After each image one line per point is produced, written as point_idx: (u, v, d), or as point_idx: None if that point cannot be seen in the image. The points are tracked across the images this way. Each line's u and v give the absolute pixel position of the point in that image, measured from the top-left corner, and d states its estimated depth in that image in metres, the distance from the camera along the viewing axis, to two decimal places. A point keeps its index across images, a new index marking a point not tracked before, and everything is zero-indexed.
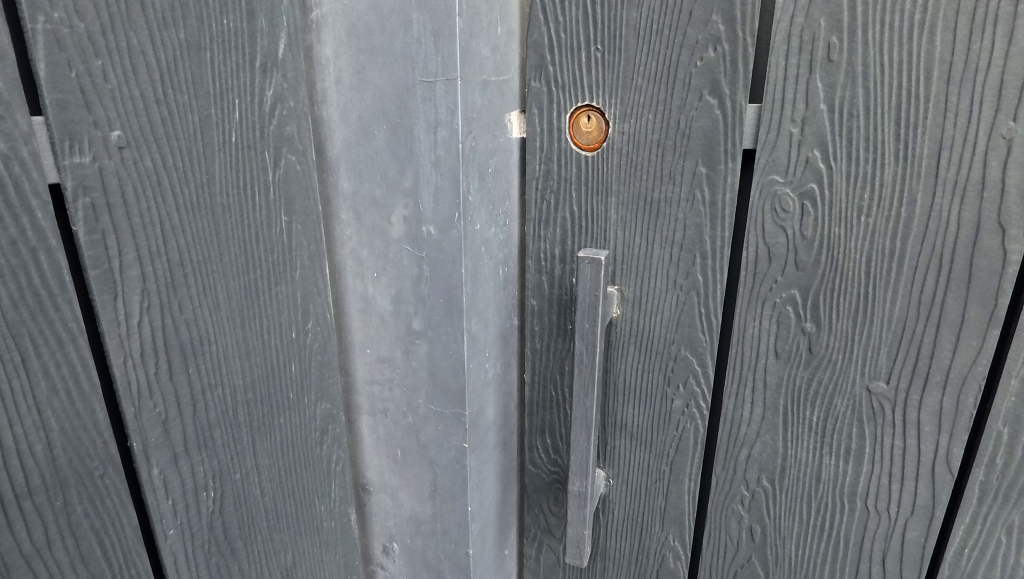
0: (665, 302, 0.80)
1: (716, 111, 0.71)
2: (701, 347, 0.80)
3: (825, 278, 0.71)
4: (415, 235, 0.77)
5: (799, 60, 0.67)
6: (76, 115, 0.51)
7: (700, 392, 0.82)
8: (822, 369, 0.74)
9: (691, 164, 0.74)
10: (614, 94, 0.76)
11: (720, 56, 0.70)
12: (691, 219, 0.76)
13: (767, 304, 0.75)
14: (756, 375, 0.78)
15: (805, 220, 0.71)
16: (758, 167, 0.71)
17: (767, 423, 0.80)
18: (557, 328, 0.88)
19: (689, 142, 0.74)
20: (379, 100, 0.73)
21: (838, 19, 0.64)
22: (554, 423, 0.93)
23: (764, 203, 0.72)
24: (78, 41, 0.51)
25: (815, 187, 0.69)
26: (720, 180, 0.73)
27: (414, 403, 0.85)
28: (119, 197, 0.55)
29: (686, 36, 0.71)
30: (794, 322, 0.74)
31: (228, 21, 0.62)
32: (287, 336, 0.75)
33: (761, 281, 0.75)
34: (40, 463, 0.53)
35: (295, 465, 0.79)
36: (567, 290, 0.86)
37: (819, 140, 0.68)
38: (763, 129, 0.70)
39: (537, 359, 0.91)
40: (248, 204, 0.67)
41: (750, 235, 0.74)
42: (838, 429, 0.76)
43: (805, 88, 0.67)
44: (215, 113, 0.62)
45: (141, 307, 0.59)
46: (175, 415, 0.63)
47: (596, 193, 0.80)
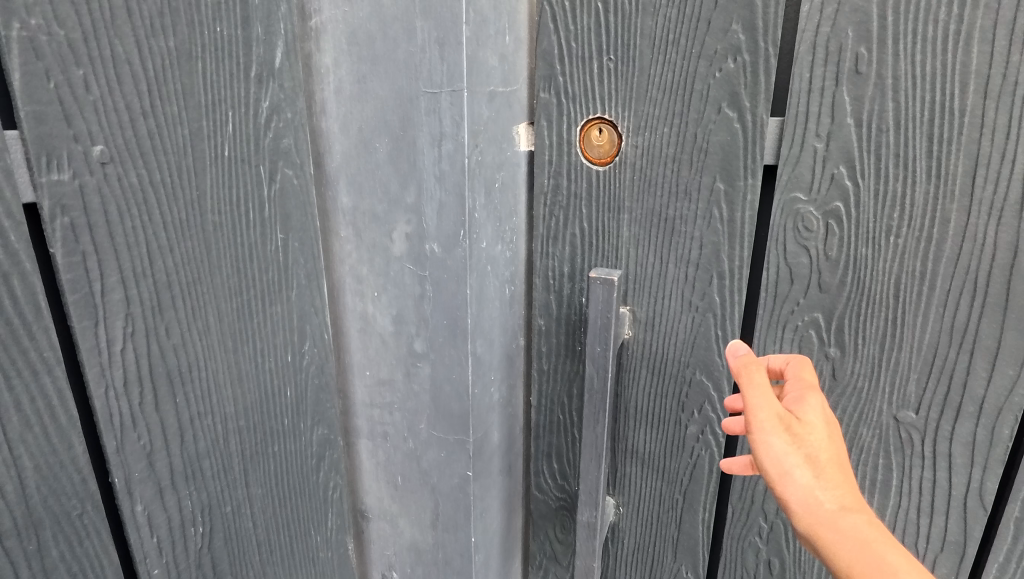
0: (679, 324, 0.77)
1: (735, 125, 0.68)
2: (717, 371, 0.76)
3: (851, 301, 0.68)
4: (417, 253, 0.73)
5: (825, 72, 0.63)
6: (55, 128, 0.48)
7: (716, 419, 0.78)
8: (847, 397, 0.70)
9: (709, 180, 0.70)
10: (628, 105, 0.72)
11: (739, 67, 0.66)
12: (707, 237, 0.72)
13: (788, 327, 0.71)
14: None
15: (829, 239, 0.67)
16: (780, 184, 0.68)
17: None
18: (565, 350, 0.84)
19: (706, 157, 0.70)
20: (380, 111, 0.70)
21: (867, 29, 0.61)
22: (561, 448, 0.88)
23: (786, 222, 0.68)
24: (57, 49, 0.47)
25: (840, 205, 0.66)
26: (738, 197, 0.70)
27: (416, 428, 0.81)
28: (101, 216, 0.51)
29: (704, 46, 0.67)
30: (817, 347, 0.70)
31: (222, 28, 0.59)
32: (282, 360, 0.71)
33: (782, 303, 0.71)
34: (13, 505, 0.49)
35: (290, 494, 0.75)
36: (576, 310, 0.81)
37: (846, 156, 0.64)
38: (786, 144, 0.66)
39: (545, 382, 0.86)
40: (241, 220, 0.64)
41: (771, 254, 0.70)
42: (863, 460, 0.72)
43: (832, 101, 0.64)
44: (207, 125, 0.59)
45: (125, 333, 0.55)
46: (161, 447, 0.59)
47: (608, 208, 0.76)
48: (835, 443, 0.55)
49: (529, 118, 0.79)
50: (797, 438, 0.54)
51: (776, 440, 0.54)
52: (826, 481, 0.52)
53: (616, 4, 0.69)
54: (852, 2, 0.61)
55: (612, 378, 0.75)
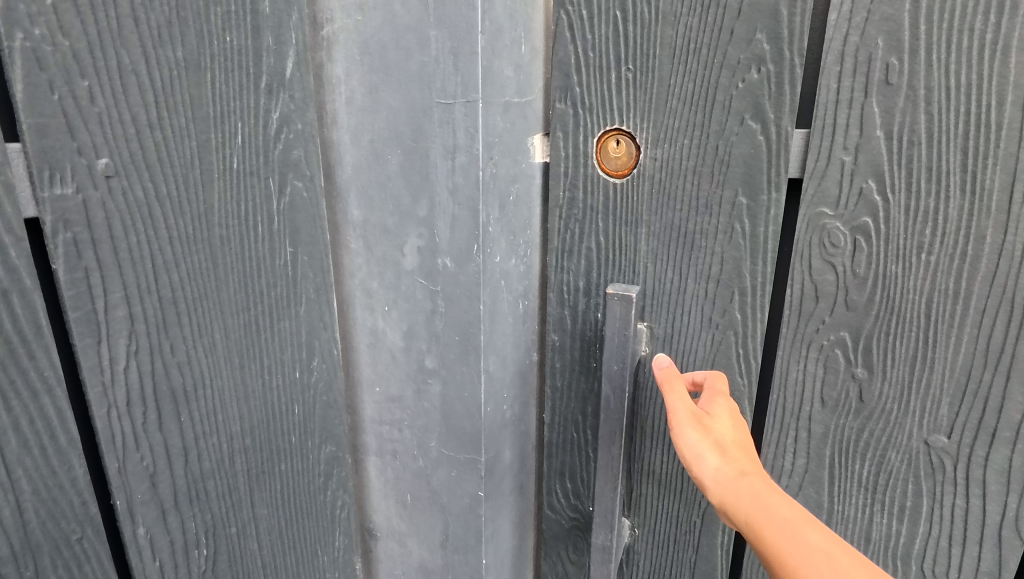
0: (698, 342, 0.74)
1: (758, 137, 0.65)
2: (738, 391, 0.74)
3: (879, 320, 0.65)
4: (429, 267, 0.71)
5: (853, 82, 0.61)
6: (58, 141, 0.46)
7: None
8: (875, 420, 0.68)
9: (730, 194, 0.68)
10: (647, 116, 0.70)
11: (763, 78, 0.64)
12: (729, 253, 0.70)
13: (812, 347, 0.69)
14: (800, 424, 0.72)
15: (857, 256, 0.64)
16: (805, 199, 0.65)
17: (810, 476, 0.73)
18: (580, 367, 0.81)
19: (728, 170, 0.68)
20: (392, 123, 0.68)
21: (898, 38, 0.58)
22: (575, 468, 0.86)
23: (811, 237, 0.66)
24: (61, 60, 0.46)
25: (869, 221, 0.63)
26: (761, 212, 0.67)
27: (426, 446, 0.79)
28: (105, 231, 0.50)
29: (726, 56, 0.65)
30: (843, 368, 0.68)
31: (232, 38, 0.58)
32: (289, 376, 0.70)
33: (806, 321, 0.68)
34: (9, 530, 0.47)
35: (296, 514, 0.73)
36: (591, 326, 0.79)
37: (874, 170, 0.62)
38: (812, 157, 0.64)
39: (558, 400, 0.84)
40: (250, 233, 0.62)
41: (795, 270, 0.67)
42: (891, 485, 0.69)
43: (860, 113, 0.61)
44: (215, 137, 0.57)
45: (128, 351, 0.53)
46: (164, 467, 0.58)
47: (625, 222, 0.74)
48: (738, 431, 0.62)
49: (545, 129, 0.78)
50: (705, 427, 0.61)
51: (689, 430, 0.61)
52: (729, 458, 0.59)
53: (635, 12, 0.67)
54: (882, 11, 0.58)
55: (628, 397, 0.72)
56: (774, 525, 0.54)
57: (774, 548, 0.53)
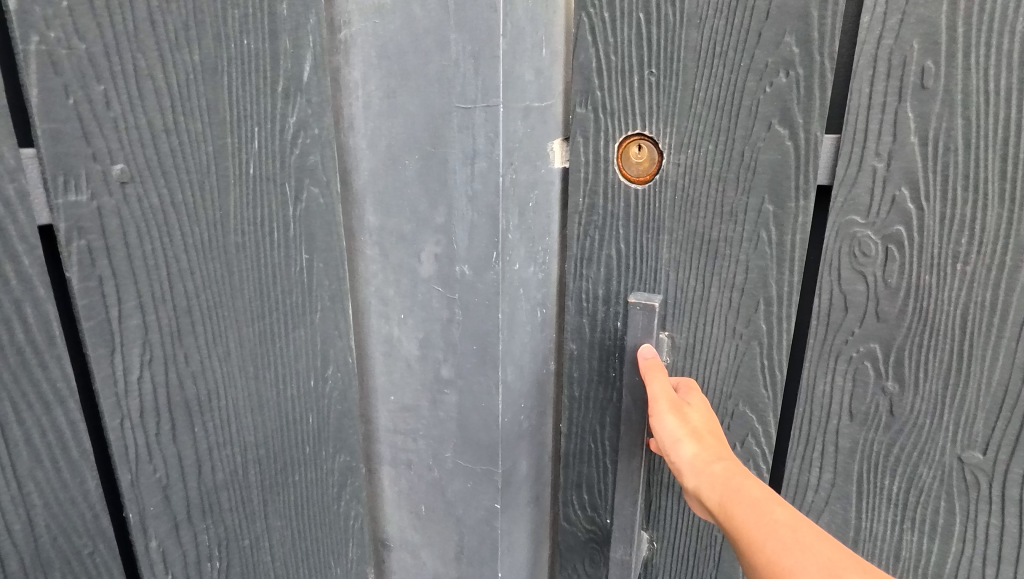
0: (721, 352, 0.72)
1: (786, 142, 0.64)
2: (762, 404, 0.71)
3: (912, 331, 0.62)
4: (446, 275, 0.70)
5: (886, 86, 0.59)
6: (73, 146, 0.45)
7: (760, 453, 0.73)
8: (907, 434, 0.65)
9: (757, 201, 0.66)
10: (671, 120, 0.68)
11: (792, 82, 0.62)
12: (754, 261, 0.68)
13: (841, 358, 0.66)
14: (827, 438, 0.69)
15: (889, 265, 0.62)
16: (835, 207, 0.63)
17: (836, 492, 0.71)
18: (598, 376, 0.79)
19: (754, 177, 0.66)
20: (410, 128, 0.67)
21: (934, 41, 0.57)
22: (592, 479, 0.84)
23: (841, 246, 0.64)
24: (77, 64, 0.45)
25: (901, 230, 0.61)
26: (789, 220, 0.65)
27: (441, 456, 0.77)
28: (119, 238, 0.49)
29: (753, 59, 0.63)
30: (873, 381, 0.65)
31: (249, 42, 0.56)
32: (304, 385, 0.68)
33: (834, 332, 0.66)
34: (19, 545, 0.46)
35: (310, 525, 0.72)
36: (610, 335, 0.77)
37: (908, 177, 0.60)
38: (842, 163, 0.62)
39: (576, 410, 0.82)
40: (265, 240, 0.61)
41: (823, 279, 0.65)
42: (922, 502, 0.67)
43: (894, 118, 0.59)
44: (231, 142, 0.56)
45: (142, 361, 0.52)
46: (177, 479, 0.56)
47: (647, 228, 0.72)
48: (713, 424, 0.65)
49: (565, 134, 0.76)
50: (684, 416, 0.64)
51: (669, 416, 0.63)
52: (705, 445, 0.62)
53: (659, 15, 0.66)
54: (917, 13, 0.57)
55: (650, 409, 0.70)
56: (743, 504, 0.56)
57: (743, 524, 0.54)
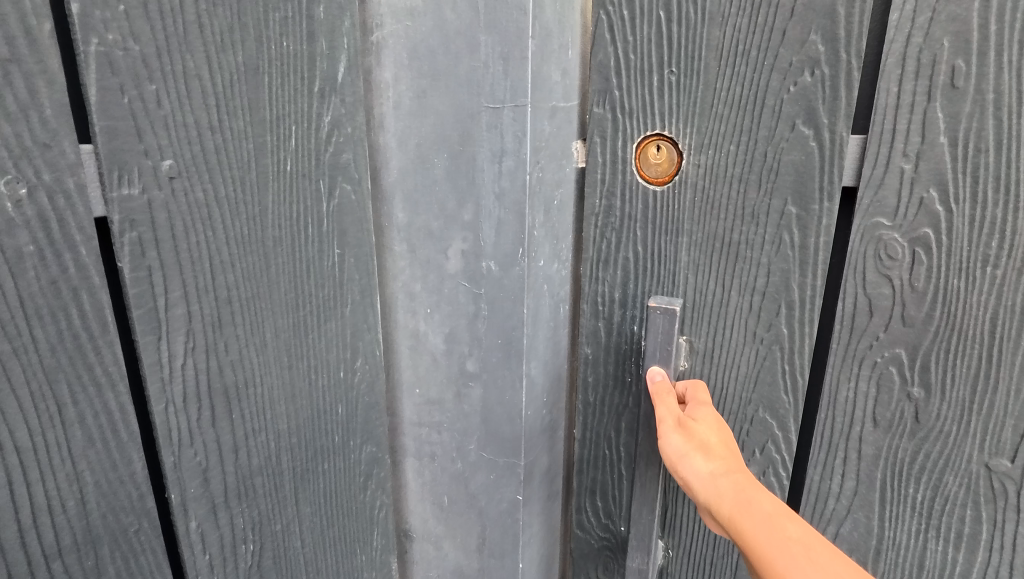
0: (740, 357, 0.72)
1: (810, 143, 0.64)
2: (782, 409, 0.72)
3: (939, 336, 0.62)
4: (472, 271, 0.72)
5: (915, 86, 0.59)
6: (127, 143, 0.48)
7: (780, 460, 0.73)
8: (931, 442, 0.65)
9: (779, 203, 0.67)
10: (692, 120, 0.69)
11: (817, 81, 0.63)
12: (775, 264, 0.68)
13: (865, 364, 0.67)
14: (849, 445, 0.70)
15: (915, 269, 0.62)
16: (860, 208, 0.64)
17: (861, 496, 0.70)
18: (613, 381, 0.80)
19: (777, 178, 0.66)
20: (439, 128, 0.69)
21: (966, 39, 0.57)
22: (606, 485, 0.85)
23: (866, 248, 0.64)
24: (131, 65, 0.47)
25: (929, 232, 0.61)
26: (812, 222, 0.66)
27: (464, 449, 0.79)
28: (167, 231, 0.51)
29: (777, 58, 0.64)
30: (898, 387, 0.65)
31: (288, 44, 0.59)
32: (334, 376, 0.70)
33: (858, 336, 0.66)
34: (72, 521, 0.48)
35: (338, 512, 0.74)
36: (626, 339, 0.78)
37: (937, 179, 0.60)
38: (868, 163, 0.63)
39: (590, 415, 0.83)
40: (300, 235, 0.63)
41: (847, 282, 0.66)
42: (947, 512, 0.67)
43: (922, 118, 0.60)
44: (271, 140, 0.59)
45: (186, 348, 0.54)
46: (215, 463, 0.59)
47: (665, 231, 0.73)
48: (722, 432, 0.64)
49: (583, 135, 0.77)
50: (690, 430, 0.63)
51: (673, 433, 0.63)
52: (714, 457, 0.61)
53: (680, 13, 0.67)
54: (948, 11, 0.57)
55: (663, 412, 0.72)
56: (756, 520, 0.56)
57: (755, 540, 0.55)
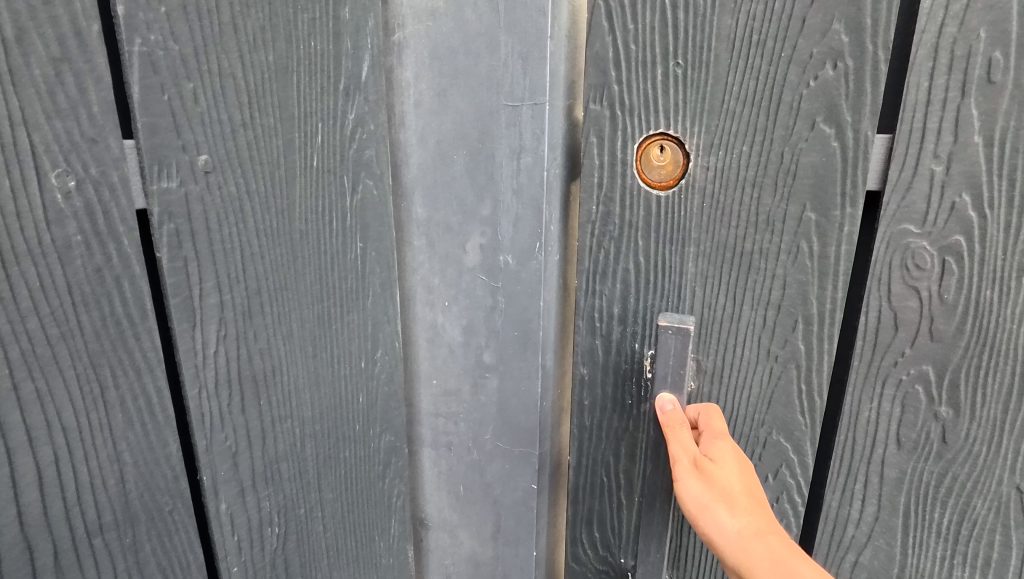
0: (753, 376, 0.69)
1: (832, 142, 0.61)
2: (798, 431, 0.69)
3: (970, 352, 0.61)
4: (490, 265, 0.74)
5: (949, 80, 0.57)
6: (166, 139, 0.50)
7: (794, 485, 0.71)
8: (961, 464, 0.65)
9: (797, 208, 0.64)
10: (701, 118, 0.64)
11: (840, 75, 0.59)
12: (792, 275, 0.65)
13: (889, 383, 0.65)
14: (871, 469, 0.68)
15: (946, 279, 0.61)
16: (886, 215, 0.62)
17: (883, 516, 0.69)
18: (611, 403, 0.76)
19: (795, 181, 0.63)
20: (459, 125, 0.71)
21: (1003, 28, 0.55)
22: (603, 514, 0.82)
23: (892, 256, 0.62)
24: (171, 64, 0.49)
25: (961, 240, 0.60)
26: (833, 229, 0.63)
27: (481, 439, 0.81)
28: (202, 223, 0.53)
29: (796, 49, 0.60)
30: (925, 407, 0.64)
31: (316, 44, 0.61)
32: (355, 366, 0.72)
33: (882, 353, 0.65)
34: (112, 499, 0.50)
35: (357, 499, 0.76)
36: (626, 359, 0.74)
37: (970, 182, 0.59)
38: (896, 166, 0.61)
39: (587, 440, 0.79)
40: (325, 229, 0.65)
41: (871, 296, 0.64)
42: (974, 536, 0.67)
43: (956, 116, 0.58)
44: (298, 136, 0.61)
45: (217, 336, 0.56)
46: (244, 447, 0.61)
47: (671, 241, 0.69)
48: (744, 477, 0.59)
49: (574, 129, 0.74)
50: (710, 476, 0.58)
51: (693, 481, 0.58)
52: (740, 511, 0.57)
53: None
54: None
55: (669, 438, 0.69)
56: None
57: None
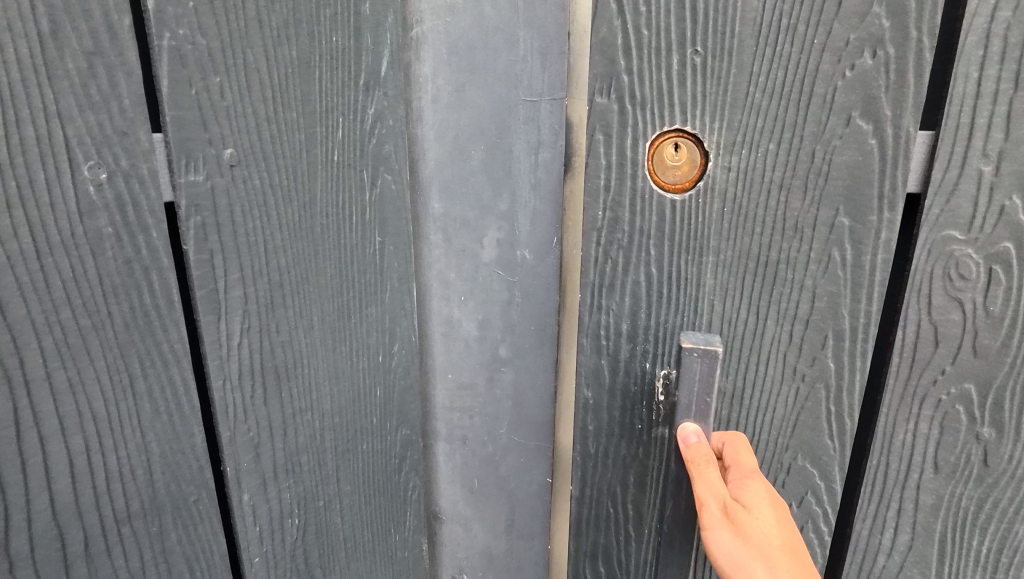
0: (777, 398, 0.65)
1: (869, 140, 0.57)
2: (827, 456, 0.66)
3: (1014, 368, 0.60)
4: (507, 259, 0.75)
5: (997, 72, 0.55)
6: (193, 133, 0.50)
7: (821, 512, 0.68)
8: (1000, 486, 0.64)
9: (829, 214, 0.59)
10: (723, 111, 0.58)
11: (879, 64, 0.55)
12: (822, 288, 0.61)
13: (928, 403, 0.63)
14: (905, 493, 0.67)
15: (992, 289, 0.59)
16: (929, 221, 0.59)
17: (919, 536, 0.68)
18: (618, 428, 0.69)
19: (827, 184, 0.58)
20: (476, 121, 0.71)
21: None
22: (609, 548, 0.74)
23: (934, 265, 0.60)
24: (199, 58, 0.50)
25: (1008, 247, 0.58)
26: (868, 237, 0.59)
27: (496, 432, 0.82)
28: (227, 215, 0.54)
29: (830, 35, 0.55)
30: (965, 426, 0.63)
31: (337, 39, 0.61)
32: (373, 360, 0.73)
33: (922, 371, 0.62)
34: (140, 488, 0.51)
35: (374, 492, 0.77)
36: (636, 380, 0.67)
37: (1018, 184, 0.57)
38: (940, 166, 0.58)
39: (591, 469, 0.72)
40: (345, 223, 0.66)
41: (910, 309, 0.61)
42: (1012, 562, 0.66)
43: (1006, 111, 0.56)
44: (320, 131, 0.61)
45: (241, 328, 0.57)
46: (266, 439, 0.61)
47: (688, 250, 0.62)
48: (784, 530, 0.49)
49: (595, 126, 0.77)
50: (745, 528, 0.48)
51: (722, 533, 0.48)
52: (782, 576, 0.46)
53: None
54: None
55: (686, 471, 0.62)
56: None
57: None
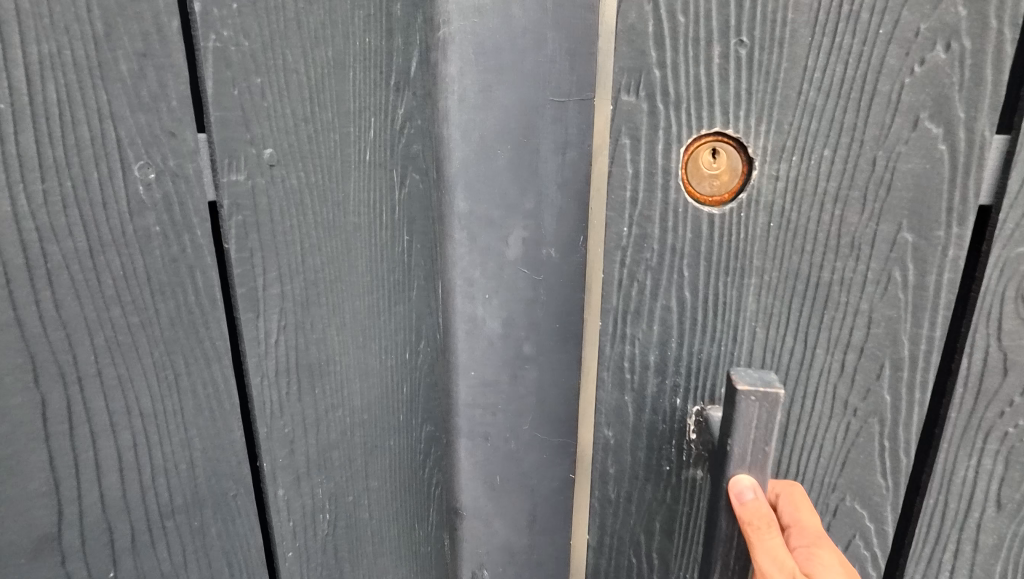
0: (827, 435, 0.58)
1: (937, 147, 0.51)
2: (876, 496, 0.59)
3: None
4: (533, 257, 0.75)
5: None
6: (236, 133, 0.51)
7: (872, 559, 0.61)
8: None
9: (891, 229, 0.53)
10: (771, 112, 0.52)
11: (954, 57, 0.49)
12: (881, 310, 0.55)
13: (993, 436, 0.57)
14: (966, 535, 0.60)
15: None
16: (1003, 236, 0.53)
17: (978, 577, 0.61)
18: (643, 471, 0.63)
19: (890, 196, 0.52)
20: (503, 120, 0.70)
21: None
22: None
23: (1006, 285, 0.54)
24: (242, 58, 0.50)
25: None
26: (931, 255, 0.53)
27: (519, 429, 0.81)
28: (266, 214, 0.55)
29: (899, 25, 0.49)
30: None
31: (370, 39, 0.62)
32: (401, 357, 0.74)
33: (990, 401, 0.57)
34: (183, 483, 0.52)
35: (400, 487, 0.78)
36: (663, 418, 0.61)
37: None
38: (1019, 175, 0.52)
39: (611, 518, 0.66)
40: (376, 221, 0.66)
41: (978, 332, 0.55)
42: None
43: None
44: (353, 131, 0.62)
45: (279, 326, 0.58)
46: (300, 435, 0.62)
47: (728, 271, 0.56)
48: None
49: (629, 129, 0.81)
50: None
51: None
52: None
53: None
54: None
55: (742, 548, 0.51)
56: None
57: None
